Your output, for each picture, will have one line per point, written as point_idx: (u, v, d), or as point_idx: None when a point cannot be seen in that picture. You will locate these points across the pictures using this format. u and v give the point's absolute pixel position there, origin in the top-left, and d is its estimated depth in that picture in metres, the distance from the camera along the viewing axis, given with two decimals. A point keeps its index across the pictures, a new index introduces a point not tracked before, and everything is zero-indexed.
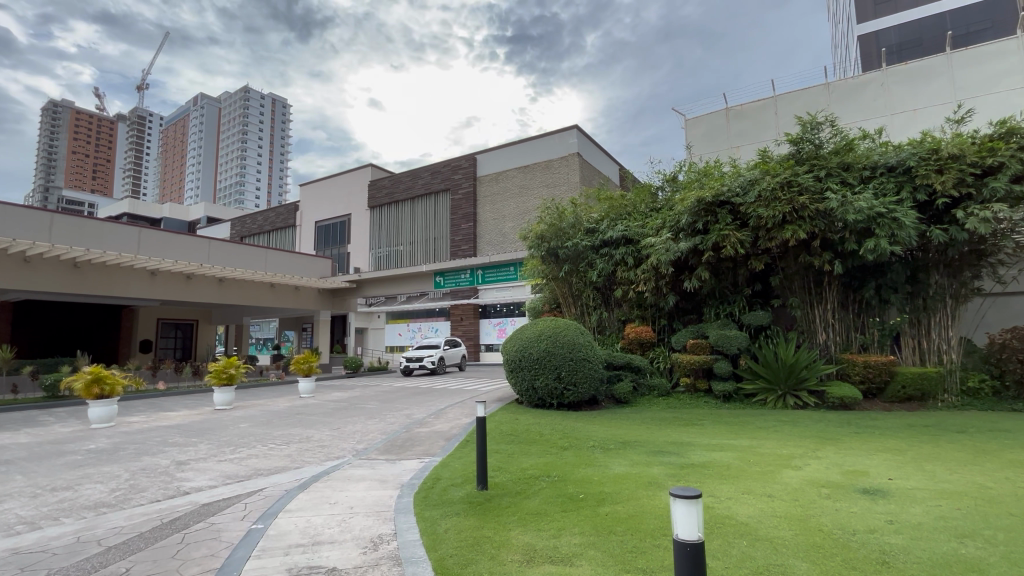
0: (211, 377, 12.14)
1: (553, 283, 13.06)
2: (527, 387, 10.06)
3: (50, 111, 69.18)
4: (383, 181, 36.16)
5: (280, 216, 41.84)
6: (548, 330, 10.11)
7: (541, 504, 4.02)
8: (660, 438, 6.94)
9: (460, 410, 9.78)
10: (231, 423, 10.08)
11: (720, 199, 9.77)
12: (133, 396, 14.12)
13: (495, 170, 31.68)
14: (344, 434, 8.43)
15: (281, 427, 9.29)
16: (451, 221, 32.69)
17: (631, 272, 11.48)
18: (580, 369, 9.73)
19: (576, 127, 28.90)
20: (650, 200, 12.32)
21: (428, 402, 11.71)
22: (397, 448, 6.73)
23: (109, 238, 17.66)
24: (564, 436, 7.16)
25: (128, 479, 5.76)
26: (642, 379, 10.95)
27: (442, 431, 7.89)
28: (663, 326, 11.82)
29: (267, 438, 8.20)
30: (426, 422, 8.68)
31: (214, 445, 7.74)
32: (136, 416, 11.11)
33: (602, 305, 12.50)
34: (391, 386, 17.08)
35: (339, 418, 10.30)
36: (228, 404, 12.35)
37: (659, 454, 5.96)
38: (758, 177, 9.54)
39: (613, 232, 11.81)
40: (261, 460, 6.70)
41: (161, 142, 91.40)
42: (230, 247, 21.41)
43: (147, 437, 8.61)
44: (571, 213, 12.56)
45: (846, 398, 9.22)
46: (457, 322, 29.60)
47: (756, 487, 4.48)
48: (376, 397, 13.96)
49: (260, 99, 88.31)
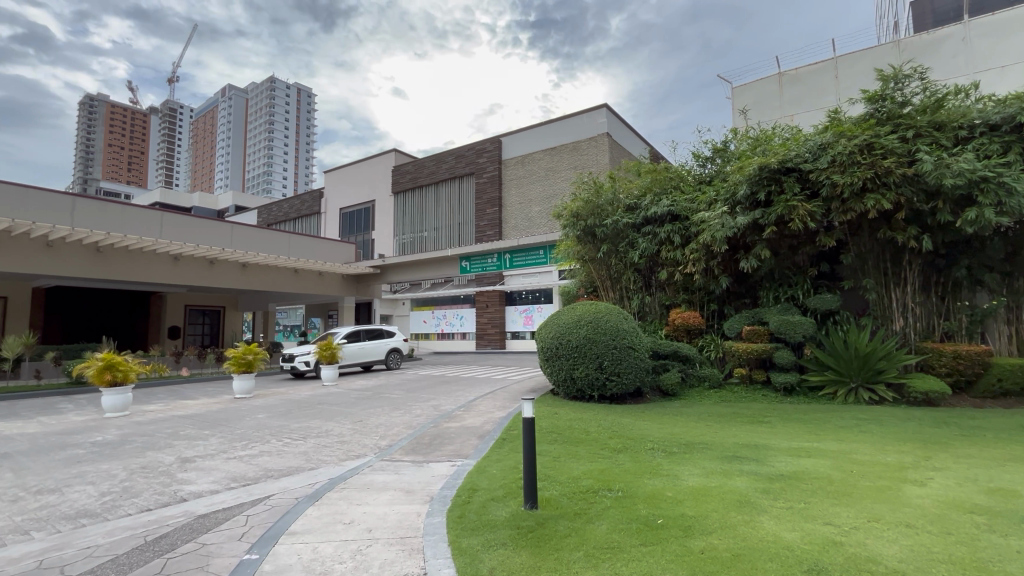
0: (230, 364, 11.61)
1: (589, 265, 12.03)
2: (564, 378, 9.14)
3: (87, 105, 70.66)
4: (406, 166, 35.43)
5: (305, 203, 41.65)
6: (588, 315, 9.17)
7: (611, 533, 3.11)
8: (729, 441, 5.92)
9: (491, 403, 8.91)
10: (249, 413, 9.47)
11: (786, 166, 8.57)
12: (154, 383, 13.74)
13: (521, 152, 30.62)
14: (366, 427, 7.68)
15: (301, 419, 8.60)
16: (475, 206, 31.83)
17: (678, 252, 10.41)
18: (625, 359, 8.77)
19: (605, 106, 27.54)
20: (699, 173, 11.15)
21: (456, 393, 10.92)
22: (425, 447, 5.91)
23: (131, 222, 17.33)
24: (614, 435, 6.20)
25: (123, 481, 5.07)
26: (691, 370, 9.92)
27: (473, 426, 7.06)
28: (714, 311, 10.73)
29: (283, 432, 7.50)
30: (455, 416, 7.86)
31: (226, 439, 7.06)
32: (154, 404, 10.64)
33: (644, 289, 11.44)
34: (415, 374, 16.42)
35: (362, 409, 9.58)
36: (249, 393, 11.80)
37: (735, 461, 4.97)
38: (831, 139, 8.32)
39: (658, 208, 10.70)
40: (272, 459, 5.95)
41: (192, 134, 92.90)
42: (253, 232, 20.95)
43: (158, 429, 8.01)
44: (609, 189, 11.43)
45: (932, 392, 8.02)
46: (482, 309, 28.85)
47: (884, 512, 3.48)
48: (400, 386, 13.27)
49: (286, 88, 88.64)
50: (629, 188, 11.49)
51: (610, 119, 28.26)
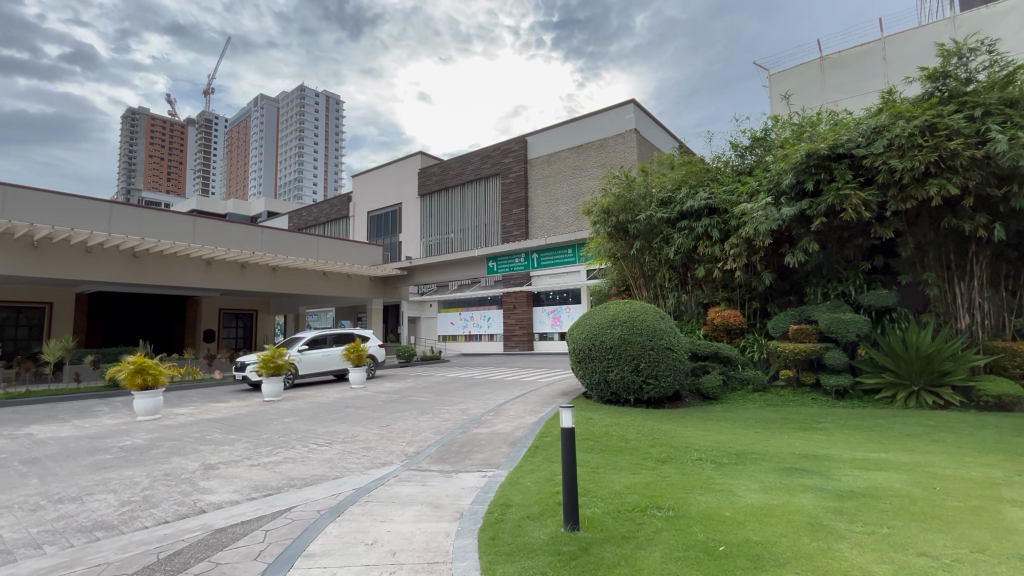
0: (259, 367, 11.59)
1: (621, 262, 11.54)
2: (598, 380, 8.72)
3: (128, 119, 73.46)
4: (432, 168, 35.45)
5: (334, 208, 42.18)
6: (623, 315, 8.72)
7: (665, 563, 2.71)
8: (784, 451, 5.40)
9: (521, 407, 8.54)
10: (276, 417, 9.36)
11: (837, 152, 7.96)
12: (187, 386, 13.89)
13: (547, 151, 30.22)
14: (393, 433, 7.43)
15: (327, 423, 8.42)
16: (501, 206, 31.59)
17: (717, 248, 9.85)
18: (663, 361, 8.29)
19: (633, 101, 26.87)
20: (738, 164, 10.54)
21: (485, 396, 10.62)
22: (453, 455, 5.60)
23: (164, 228, 17.65)
24: (656, 444, 5.75)
25: (144, 489, 4.91)
26: (732, 372, 9.36)
27: (504, 432, 6.72)
28: (756, 310, 10.11)
29: (309, 437, 7.32)
30: (484, 421, 7.53)
31: (252, 445, 6.91)
32: (184, 408, 10.66)
33: (680, 287, 10.90)
34: (443, 376, 16.22)
35: (389, 413, 9.35)
36: (277, 396, 11.74)
37: (794, 474, 4.49)
38: (887, 122, 7.67)
39: (694, 201, 10.16)
40: (297, 466, 5.73)
41: (226, 143, 95.69)
42: (282, 235, 21.14)
43: (186, 433, 7.95)
44: (642, 183, 10.94)
45: (1005, 396, 7.29)
46: (509, 310, 28.55)
47: (987, 540, 2.98)
48: (429, 388, 13.05)
49: (315, 97, 90.47)
50: (663, 180, 10.96)
51: (638, 115, 27.57)
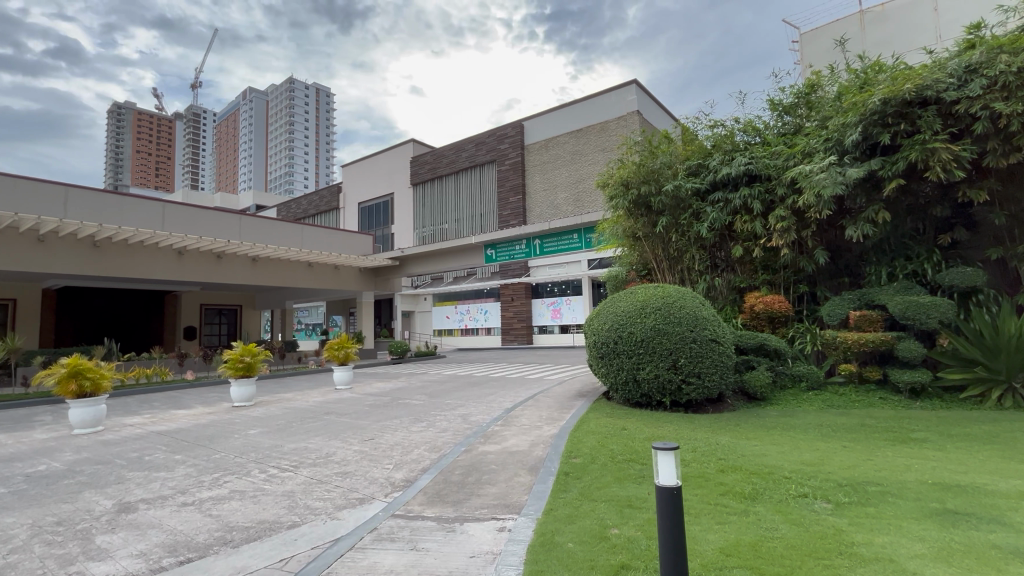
0: (226, 368, 10.02)
1: (640, 243, 10.03)
2: (625, 380, 7.25)
3: (114, 113, 70.18)
4: (424, 156, 33.77)
5: (323, 199, 40.43)
6: (654, 302, 7.24)
7: None
8: (910, 478, 3.94)
9: (534, 413, 7.07)
10: (239, 428, 7.88)
11: (922, 97, 6.48)
12: (151, 392, 12.32)
13: (545, 136, 28.65)
14: (377, 451, 5.96)
15: (299, 437, 6.92)
16: (498, 194, 30.08)
17: (760, 223, 8.41)
18: (707, 356, 6.83)
19: (635, 81, 25.34)
20: (780, 124, 9.01)
21: (488, 400, 9.15)
22: (455, 490, 4.12)
23: (129, 215, 15.99)
24: (727, 468, 4.29)
25: (8, 554, 3.41)
26: (781, 367, 7.95)
27: (518, 450, 5.26)
28: (802, 295, 8.69)
29: (274, 458, 5.85)
30: (490, 433, 6.07)
31: (195, 470, 5.40)
32: (137, 418, 9.10)
33: (711, 269, 9.47)
34: (440, 373, 14.76)
35: (375, 421, 7.85)
36: (249, 400, 10.24)
37: (962, 525, 3.04)
38: (984, 58, 6.25)
39: (731, 167, 8.66)
40: (241, 508, 4.22)
41: (215, 137, 93.13)
42: (263, 223, 19.48)
43: (122, 453, 6.43)
44: (666, 150, 9.40)
45: None
46: (507, 303, 27.02)
47: None
48: (423, 389, 11.59)
49: (304, 89, 88.21)
50: (691, 147, 9.47)
51: (640, 96, 26.06)
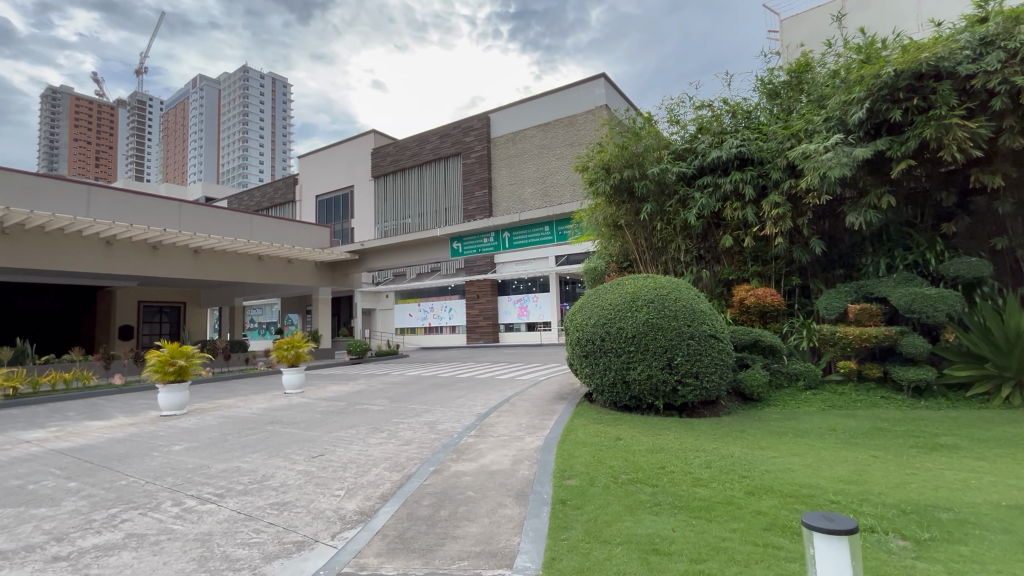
0: (153, 372, 8.70)
1: (621, 232, 9.29)
2: (613, 381, 6.46)
3: (49, 98, 64.79)
4: (386, 147, 32.32)
5: (278, 191, 38.28)
6: (645, 294, 6.49)
7: None
8: (978, 500, 3.26)
9: (512, 421, 6.16)
10: (162, 443, 6.64)
11: (936, 70, 5.98)
12: (67, 400, 10.73)
13: (512, 129, 27.80)
14: (326, 472, 4.93)
15: (232, 454, 5.78)
16: (463, 188, 29.02)
17: (752, 210, 7.81)
18: (705, 354, 6.12)
19: (604, 76, 24.82)
20: (771, 105, 8.39)
21: (458, 404, 8.20)
22: (424, 532, 3.16)
23: (47, 197, 14.09)
24: (759, 492, 3.52)
25: None
26: (777, 365, 7.37)
27: (499, 469, 4.35)
28: (793, 288, 8.14)
29: (195, 484, 4.73)
30: (463, 447, 5.12)
31: (88, 506, 4.23)
32: (40, 432, 7.67)
33: (697, 261, 8.81)
34: (402, 374, 13.67)
35: (327, 432, 6.77)
36: (180, 409, 8.90)
37: None
38: (1001, 29, 5.80)
39: (722, 150, 8.01)
40: (133, 564, 3.13)
41: (162, 127, 87.86)
42: (206, 211, 17.78)
43: (4, 479, 5.17)
44: (651, 131, 8.68)
45: None
46: (472, 300, 26.02)
47: None
48: (384, 392, 10.53)
49: (258, 78, 84.27)
50: (676, 128, 8.77)
51: (608, 90, 25.54)
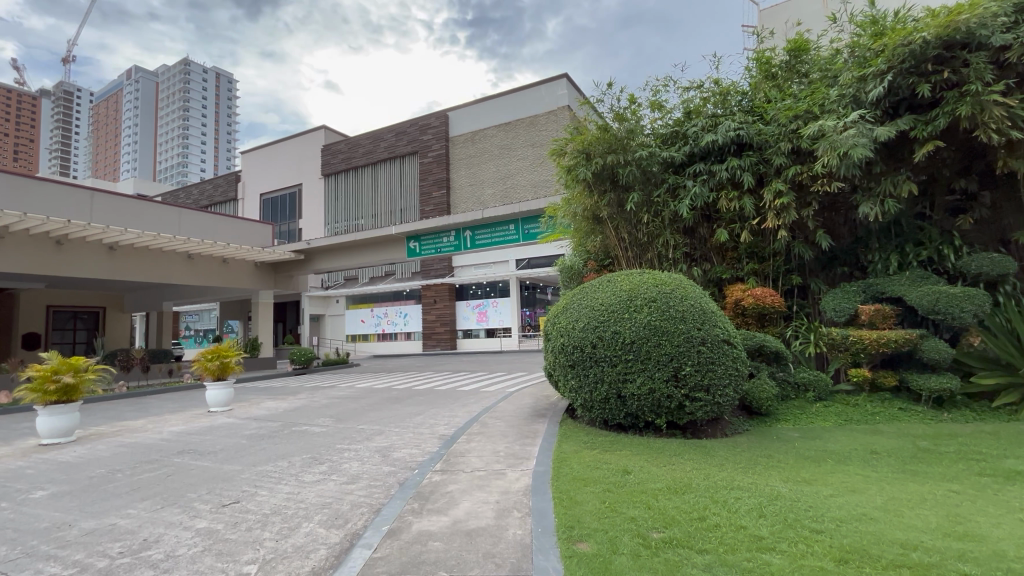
0: (30, 390, 6.96)
1: (600, 225, 8.27)
2: (605, 397, 5.38)
3: None
4: (338, 144, 30.45)
5: (219, 188, 35.48)
6: (644, 292, 5.48)
7: None
8: None
9: (487, 448, 4.95)
10: (21, 487, 5.00)
11: (969, 40, 5.33)
12: None
13: (471, 129, 26.66)
14: (236, 532, 3.54)
15: (110, 505, 4.27)
16: (420, 188, 27.57)
17: (752, 200, 6.97)
18: (717, 363, 5.15)
19: (567, 76, 24.09)
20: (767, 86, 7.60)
21: (416, 424, 6.90)
22: None
23: None
24: (857, 562, 2.48)
25: None
26: (782, 374, 6.56)
27: (479, 526, 3.14)
28: (792, 288, 7.37)
29: (33, 559, 3.25)
30: (429, 490, 3.88)
31: None
32: None
33: (686, 258, 7.88)
34: (352, 387, 12.19)
35: (249, 467, 5.32)
36: (69, 436, 7.14)
37: None
38: None
39: (718, 132, 7.13)
40: None
41: (93, 119, 81.28)
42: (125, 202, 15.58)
43: None
44: (636, 113, 7.70)
45: None
46: (429, 305, 24.55)
47: None
48: (330, 409, 9.08)
49: (201, 71, 79.36)
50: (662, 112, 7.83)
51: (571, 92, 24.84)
